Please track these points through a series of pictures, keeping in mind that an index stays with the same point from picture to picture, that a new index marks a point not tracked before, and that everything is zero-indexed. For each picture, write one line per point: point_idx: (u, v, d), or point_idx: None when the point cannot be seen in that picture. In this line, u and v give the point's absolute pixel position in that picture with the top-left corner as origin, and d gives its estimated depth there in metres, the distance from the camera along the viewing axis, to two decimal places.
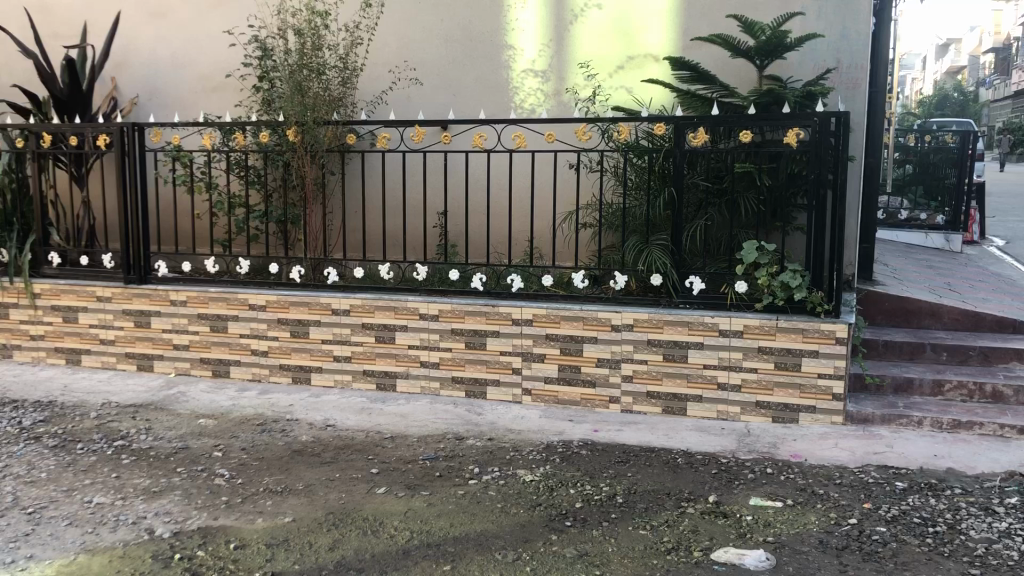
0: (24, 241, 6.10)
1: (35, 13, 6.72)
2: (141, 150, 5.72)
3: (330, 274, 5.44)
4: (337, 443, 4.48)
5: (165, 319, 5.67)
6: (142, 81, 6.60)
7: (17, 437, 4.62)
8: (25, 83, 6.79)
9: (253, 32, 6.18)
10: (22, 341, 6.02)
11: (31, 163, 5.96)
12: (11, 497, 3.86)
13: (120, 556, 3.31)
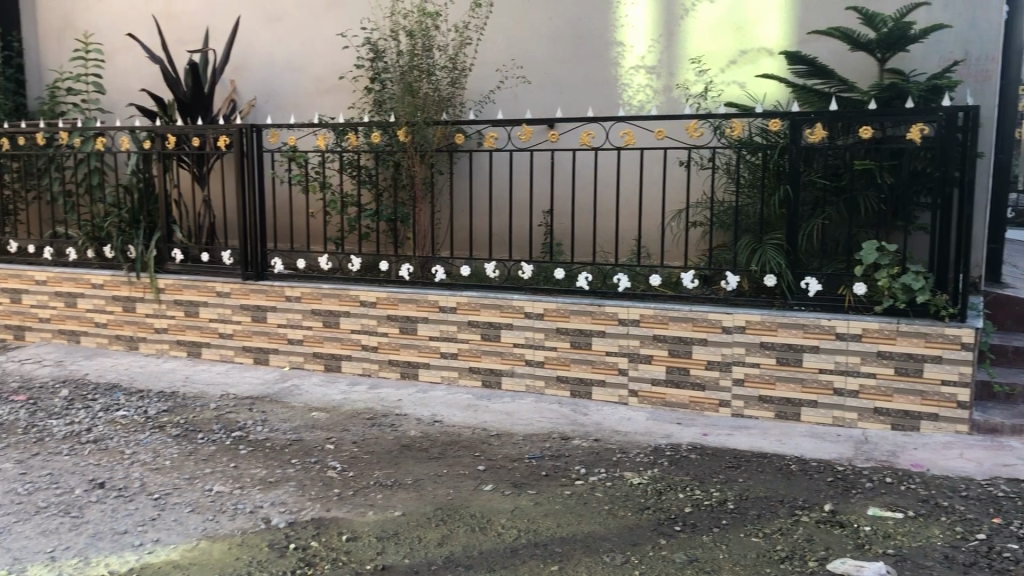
0: (149, 238, 6.38)
1: (162, 20, 7.03)
2: (259, 151, 5.92)
3: (438, 273, 5.51)
4: (444, 439, 4.53)
5: (280, 314, 5.85)
6: (260, 83, 6.81)
7: (144, 425, 4.85)
8: (152, 88, 7.11)
9: (365, 34, 6.30)
10: (148, 334, 6.31)
11: (157, 163, 6.24)
12: (138, 483, 4.05)
13: (239, 544, 3.43)
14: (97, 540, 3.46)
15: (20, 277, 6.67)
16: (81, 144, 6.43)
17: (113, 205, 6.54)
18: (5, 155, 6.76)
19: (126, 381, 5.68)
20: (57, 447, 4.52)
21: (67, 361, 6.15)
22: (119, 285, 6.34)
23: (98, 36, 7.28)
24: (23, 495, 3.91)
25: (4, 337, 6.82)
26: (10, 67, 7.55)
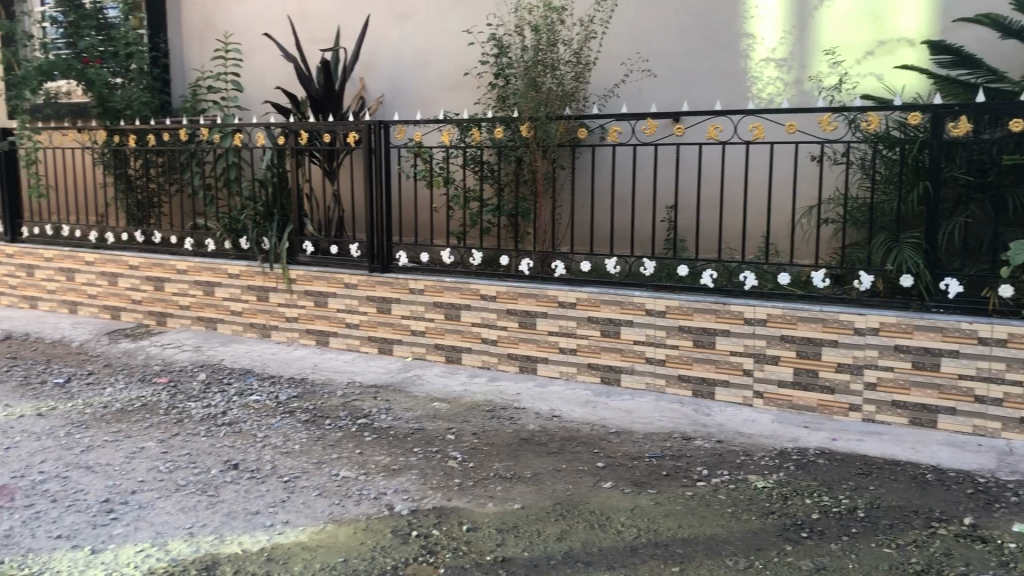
0: (282, 230, 6.64)
1: (296, 20, 7.27)
2: (386, 147, 6.06)
3: (558, 268, 5.49)
4: (563, 434, 4.53)
5: (404, 306, 5.97)
6: (388, 80, 6.96)
7: (275, 410, 5.04)
8: (286, 85, 7.37)
9: (491, 30, 6.35)
10: (279, 322, 6.55)
11: (290, 159, 6.47)
12: (269, 465, 4.21)
13: (364, 529, 3.52)
14: (231, 518, 3.62)
15: (163, 266, 7.04)
16: (221, 140, 6.71)
17: (249, 198, 6.82)
18: (151, 150, 7.16)
19: (259, 367, 5.92)
20: (195, 428, 4.76)
21: (204, 347, 6.45)
22: (253, 275, 6.61)
23: (237, 37, 7.61)
24: (164, 472, 4.13)
25: (148, 323, 7.21)
26: (157, 67, 7.98)
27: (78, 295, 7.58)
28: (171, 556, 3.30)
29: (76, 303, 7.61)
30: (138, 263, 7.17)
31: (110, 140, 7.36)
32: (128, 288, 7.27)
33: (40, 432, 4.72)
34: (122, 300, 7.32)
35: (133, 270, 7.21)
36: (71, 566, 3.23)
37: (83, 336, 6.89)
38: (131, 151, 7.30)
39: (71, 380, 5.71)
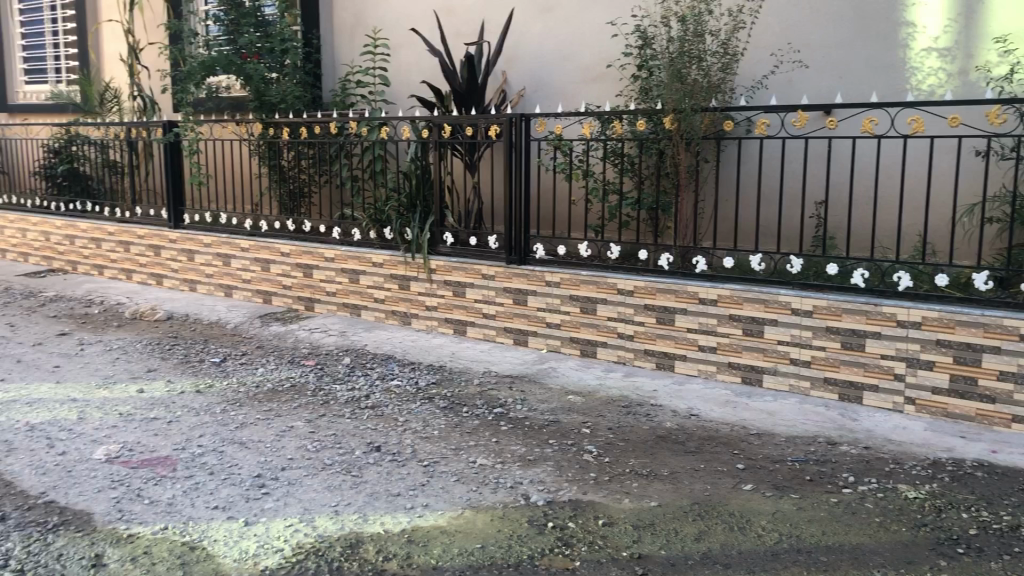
0: (424, 221, 6.79)
1: (442, 15, 7.41)
2: (527, 141, 6.11)
3: (698, 263, 5.37)
4: (701, 433, 4.45)
5: (541, 298, 6.00)
6: (530, 73, 6.99)
7: (415, 396, 5.17)
8: (430, 79, 7.53)
9: (636, 22, 6.28)
10: (419, 311, 6.71)
11: (433, 151, 6.61)
12: (410, 449, 4.33)
13: (501, 516, 3.56)
14: (374, 499, 3.74)
15: (313, 254, 7.33)
16: (368, 133, 6.92)
17: (393, 189, 6.97)
18: (303, 143, 7.47)
19: (400, 353, 6.08)
20: (340, 410, 4.94)
21: (349, 332, 6.68)
22: (396, 264, 6.80)
23: (385, 32, 7.81)
24: (312, 451, 4.31)
25: (297, 307, 7.53)
26: (310, 62, 8.28)
27: (233, 279, 7.99)
28: (317, 533, 3.44)
29: (231, 287, 8.03)
30: (289, 250, 7.50)
31: (265, 133, 7.72)
32: (279, 274, 7.61)
33: (199, 407, 5.01)
34: (274, 285, 7.67)
35: (284, 257, 7.54)
36: (226, 535, 3.42)
37: (237, 318, 7.27)
38: (285, 143, 7.63)
39: (227, 360, 6.02)
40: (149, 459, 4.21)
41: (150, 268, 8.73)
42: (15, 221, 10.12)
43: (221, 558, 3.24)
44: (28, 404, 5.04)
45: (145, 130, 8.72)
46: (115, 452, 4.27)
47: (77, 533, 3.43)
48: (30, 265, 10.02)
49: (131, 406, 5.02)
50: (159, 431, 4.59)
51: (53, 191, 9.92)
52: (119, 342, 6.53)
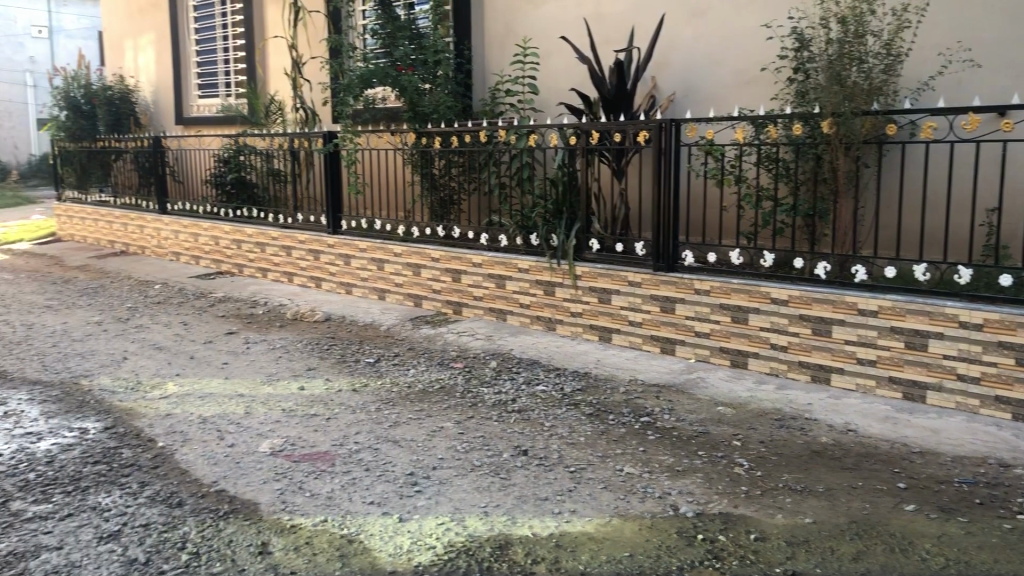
0: (570, 227, 6.82)
1: (591, 21, 7.42)
2: (677, 146, 6.05)
3: (858, 273, 5.17)
4: (859, 450, 4.27)
5: (688, 306, 5.92)
6: (680, 79, 6.91)
7: (561, 401, 5.20)
8: (579, 86, 7.56)
9: (793, 24, 6.12)
10: (564, 317, 6.74)
11: (581, 158, 6.62)
12: (557, 454, 4.36)
13: (649, 526, 3.54)
14: (522, 502, 3.79)
15: (461, 259, 7.50)
16: (516, 140, 6.99)
17: (540, 196, 7.03)
18: (453, 151, 7.64)
19: (546, 359, 6.13)
20: (488, 413, 5.03)
21: (495, 336, 6.79)
22: (542, 270, 6.86)
23: (534, 41, 7.90)
24: (461, 452, 4.41)
25: (446, 311, 7.72)
26: (460, 73, 8.45)
27: (386, 283, 8.27)
28: (468, 532, 3.52)
29: (384, 291, 8.31)
30: (439, 255, 7.69)
31: (418, 142, 7.96)
32: (430, 279, 7.82)
33: (354, 406, 5.21)
34: (424, 289, 7.88)
35: (434, 262, 7.74)
36: (381, 530, 3.55)
37: (390, 321, 7.52)
38: (436, 152, 7.83)
39: (381, 361, 6.24)
40: (309, 454, 4.42)
41: (310, 272, 9.15)
42: (188, 227, 10.83)
43: (377, 551, 3.37)
44: (200, 398, 5.38)
45: (306, 141, 9.15)
46: (278, 446, 4.51)
47: (245, 521, 3.64)
48: (201, 267, 10.69)
49: (293, 403, 5.28)
50: (318, 427, 4.81)
51: (222, 198, 10.55)
52: (280, 342, 6.88)
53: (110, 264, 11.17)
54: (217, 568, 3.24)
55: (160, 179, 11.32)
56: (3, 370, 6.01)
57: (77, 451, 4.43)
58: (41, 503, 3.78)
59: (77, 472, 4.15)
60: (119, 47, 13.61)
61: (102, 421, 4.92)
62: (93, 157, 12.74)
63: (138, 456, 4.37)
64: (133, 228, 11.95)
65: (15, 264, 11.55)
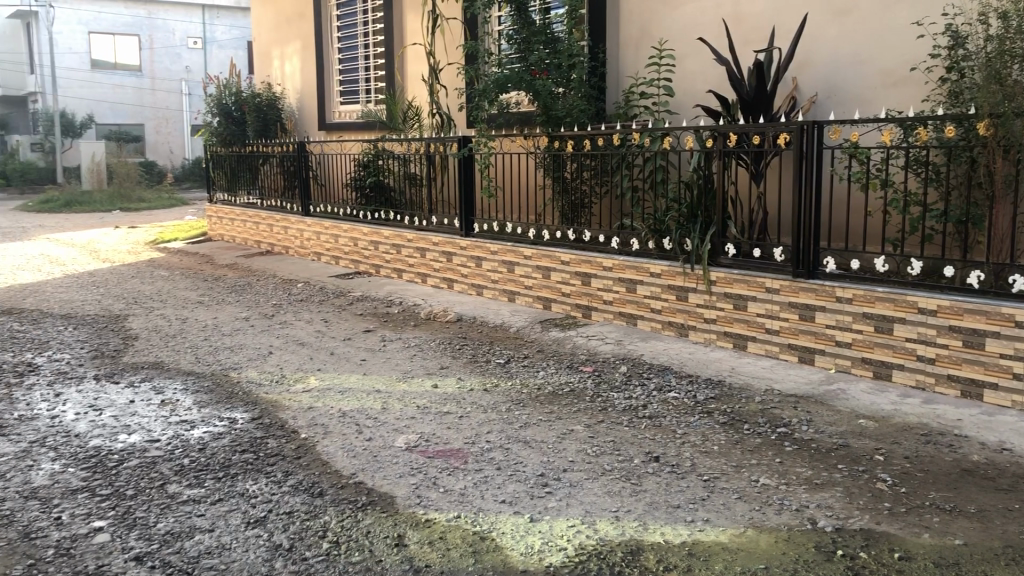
0: (705, 232, 6.70)
1: (730, 22, 7.28)
2: (819, 149, 5.87)
3: (1016, 283, 4.87)
4: (1015, 471, 4.03)
5: (829, 315, 5.72)
6: (823, 80, 6.69)
7: (693, 409, 5.12)
8: (716, 88, 7.43)
9: (948, 20, 5.84)
10: (697, 323, 6.63)
11: (717, 161, 6.51)
12: (689, 462, 4.30)
13: (786, 539, 3.44)
14: (654, 508, 3.76)
15: (591, 263, 7.49)
16: (650, 143, 6.95)
17: (674, 200, 6.94)
18: (586, 154, 7.65)
19: (677, 365, 6.05)
20: (618, 418, 5.01)
21: (625, 341, 6.75)
22: (675, 275, 6.77)
23: (670, 42, 7.80)
24: (592, 456, 4.40)
25: (575, 315, 7.72)
26: (595, 76, 8.42)
27: (516, 285, 8.35)
28: (599, 535, 3.52)
29: (514, 293, 8.39)
30: (569, 258, 7.70)
31: (551, 145, 8.00)
32: (559, 282, 7.84)
33: (486, 405, 5.29)
34: (554, 292, 7.91)
35: (565, 265, 7.76)
36: (513, 529, 3.58)
37: (520, 322, 7.58)
38: (569, 155, 7.85)
39: (511, 362, 6.31)
40: (443, 450, 4.51)
41: (442, 273, 9.34)
42: (328, 228, 11.25)
43: (509, 550, 3.40)
44: (340, 393, 5.58)
45: (442, 145, 9.38)
46: (414, 441, 4.62)
47: (382, 513, 3.75)
48: (340, 267, 11.08)
49: (427, 400, 5.40)
50: (451, 425, 4.90)
51: (360, 201, 10.89)
52: (415, 340, 7.05)
53: (256, 263, 11.72)
54: (356, 557, 3.35)
55: (303, 182, 11.81)
56: (161, 361, 6.40)
57: (226, 440, 4.67)
58: (195, 487, 4.01)
59: (227, 459, 4.37)
60: (266, 56, 14.25)
61: (250, 412, 5.17)
62: (243, 160, 13.43)
63: (283, 446, 4.57)
64: (277, 229, 12.51)
65: (171, 262, 12.28)
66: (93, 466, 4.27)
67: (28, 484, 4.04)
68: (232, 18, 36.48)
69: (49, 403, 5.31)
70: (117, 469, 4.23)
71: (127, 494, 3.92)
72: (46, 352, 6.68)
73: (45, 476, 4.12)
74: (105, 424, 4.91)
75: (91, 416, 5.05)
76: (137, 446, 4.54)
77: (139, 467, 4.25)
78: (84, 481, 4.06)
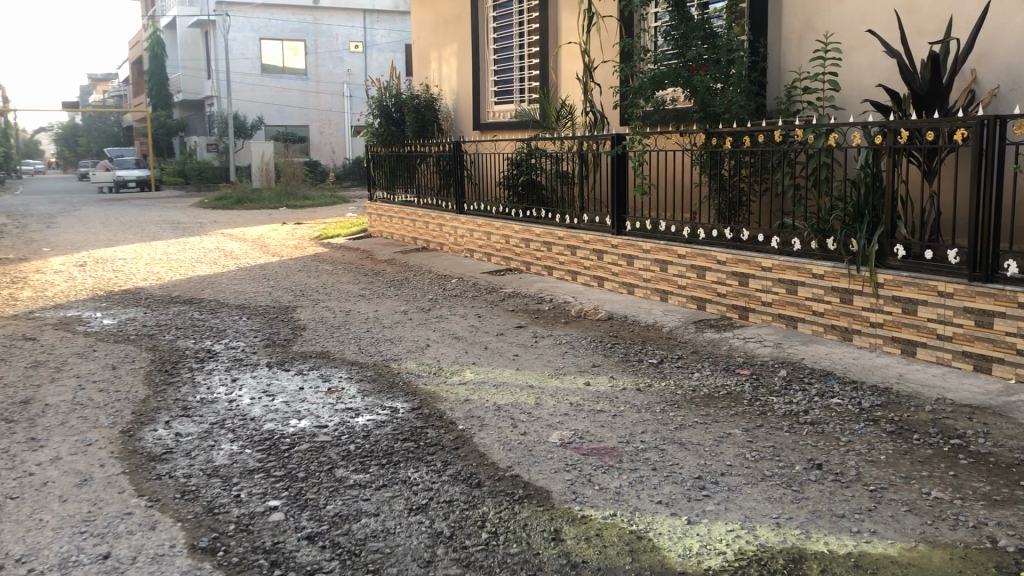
0: (872, 232, 6.40)
1: (904, 13, 6.94)
2: (1001, 145, 5.51)
3: None
4: None
5: (1009, 321, 5.37)
6: (1007, 71, 6.27)
7: (858, 416, 4.92)
8: (886, 82, 7.10)
9: None
10: (862, 327, 6.35)
11: (887, 158, 6.21)
12: (855, 471, 4.13)
13: (962, 557, 3.26)
14: (817, 517, 3.64)
15: (749, 263, 7.31)
16: (814, 139, 6.72)
17: (839, 198, 6.67)
18: (744, 151, 7.48)
19: (840, 370, 5.82)
20: (778, 423, 4.87)
21: (785, 344, 6.55)
22: (839, 277, 6.51)
23: (837, 35, 7.50)
24: (751, 461, 4.30)
25: (731, 315, 7.55)
26: (755, 71, 8.14)
27: (670, 285, 8.24)
28: (759, 541, 3.44)
29: (667, 292, 8.29)
30: (725, 258, 7.55)
31: (708, 142, 7.88)
32: (715, 281, 7.69)
33: (639, 405, 5.26)
34: (709, 293, 7.77)
35: (721, 265, 7.61)
36: (670, 531, 3.55)
37: (673, 322, 7.49)
38: (726, 152, 7.69)
39: (665, 362, 6.25)
40: (599, 448, 4.52)
41: (593, 271, 9.34)
42: (482, 225, 11.47)
43: (666, 551, 3.38)
44: (495, 386, 5.69)
45: (595, 143, 9.39)
46: (568, 438, 4.65)
47: (539, 507, 3.80)
48: (492, 263, 11.25)
49: (580, 397, 5.43)
50: (605, 423, 4.91)
51: (513, 199, 11.03)
52: (567, 338, 7.09)
53: (413, 259, 12.09)
54: (515, 548, 3.41)
55: (458, 181, 12.08)
56: (326, 351, 6.70)
57: (389, 428, 4.85)
58: (361, 472, 4.18)
59: (390, 447, 4.54)
60: (425, 58, 14.61)
61: (409, 402, 5.34)
62: (402, 160, 13.90)
63: (441, 436, 4.71)
64: (433, 226, 12.85)
65: (334, 256, 12.83)
66: (268, 448, 4.52)
67: (210, 463, 4.33)
68: (391, 22, 37.69)
69: (227, 388, 5.66)
70: (289, 452, 4.47)
71: (299, 476, 4.13)
72: (223, 339, 7.12)
73: (225, 456, 4.41)
74: (278, 409, 5.19)
75: (265, 401, 5.36)
76: (307, 431, 4.78)
77: (309, 451, 4.47)
78: (259, 463, 4.31)
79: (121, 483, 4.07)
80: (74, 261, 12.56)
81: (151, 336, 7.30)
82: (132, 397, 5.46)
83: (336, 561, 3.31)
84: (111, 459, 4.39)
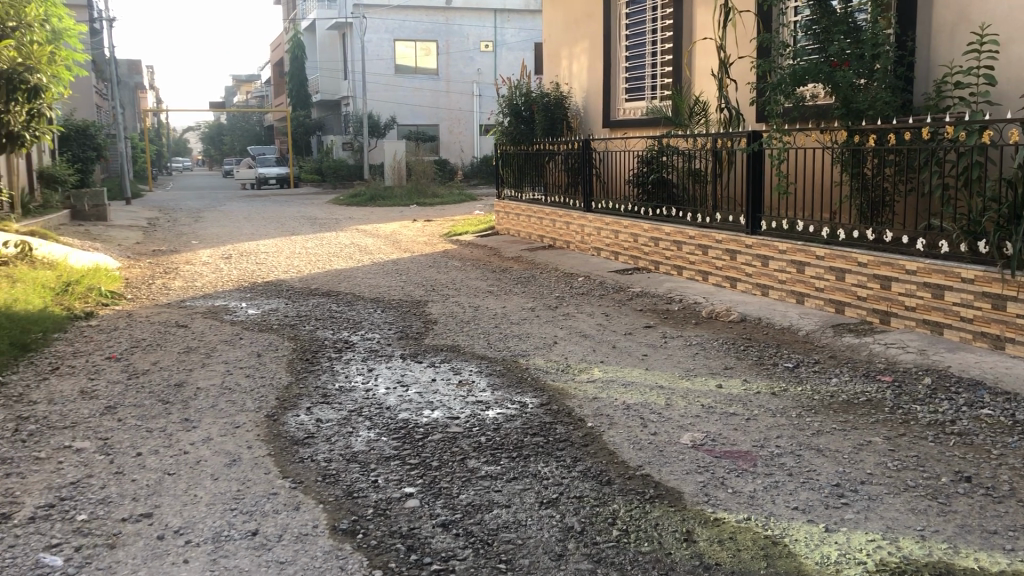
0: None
1: None
2: None
3: None
4: None
5: None
6: None
7: (1012, 429, 4.65)
8: None
9: None
10: (1016, 334, 5.99)
11: None
12: (1008, 486, 3.91)
13: None
14: (966, 532, 3.47)
15: (892, 265, 7.02)
16: (965, 137, 6.40)
17: (992, 198, 6.33)
18: (889, 149, 7.19)
19: (991, 379, 5.52)
20: (923, 432, 4.67)
21: (930, 351, 6.26)
22: (991, 281, 6.17)
23: (995, 27, 7.11)
24: (893, 470, 4.14)
25: (871, 320, 7.26)
26: (902, 66, 7.80)
27: (806, 287, 8.00)
28: (903, 553, 3.31)
29: (803, 294, 8.05)
30: (866, 260, 7.27)
31: (850, 140, 7.61)
32: (855, 284, 7.42)
33: (774, 409, 5.13)
34: (848, 296, 7.50)
35: (862, 267, 7.33)
36: (807, 537, 3.46)
37: (809, 325, 7.27)
38: (869, 150, 7.41)
39: (800, 366, 6.08)
40: (732, 451, 4.45)
41: (724, 271, 9.16)
42: (610, 224, 11.41)
43: (803, 557, 3.29)
44: (625, 385, 5.67)
45: (729, 141, 9.25)
46: (700, 440, 4.59)
47: (671, 507, 3.77)
48: (620, 262, 11.18)
49: (712, 399, 5.35)
50: (738, 427, 4.82)
51: (642, 197, 11.00)
52: (697, 338, 6.99)
53: (540, 256, 12.15)
54: (646, 547, 3.39)
55: (587, 179, 12.09)
56: (457, 344, 6.83)
57: (519, 422, 4.90)
58: (492, 464, 4.25)
59: (519, 440, 4.59)
60: (555, 56, 14.67)
61: (539, 397, 5.39)
62: (531, 158, 14.01)
63: (570, 433, 4.73)
64: (560, 224, 12.87)
65: (462, 253, 13.05)
66: (403, 437, 4.65)
67: (349, 448, 4.49)
68: (521, 21, 38.00)
69: (363, 377, 5.86)
70: (423, 441, 4.59)
71: (433, 465, 4.23)
72: (359, 331, 7.36)
73: (363, 443, 4.56)
74: (411, 400, 5.33)
75: (399, 392, 5.51)
76: (440, 421, 4.90)
77: (443, 441, 4.57)
78: (395, 450, 4.45)
79: (267, 464, 4.27)
80: (219, 253, 13.23)
81: (292, 326, 7.62)
82: (276, 384, 5.72)
83: (470, 549, 3.38)
84: (258, 441, 4.61)
